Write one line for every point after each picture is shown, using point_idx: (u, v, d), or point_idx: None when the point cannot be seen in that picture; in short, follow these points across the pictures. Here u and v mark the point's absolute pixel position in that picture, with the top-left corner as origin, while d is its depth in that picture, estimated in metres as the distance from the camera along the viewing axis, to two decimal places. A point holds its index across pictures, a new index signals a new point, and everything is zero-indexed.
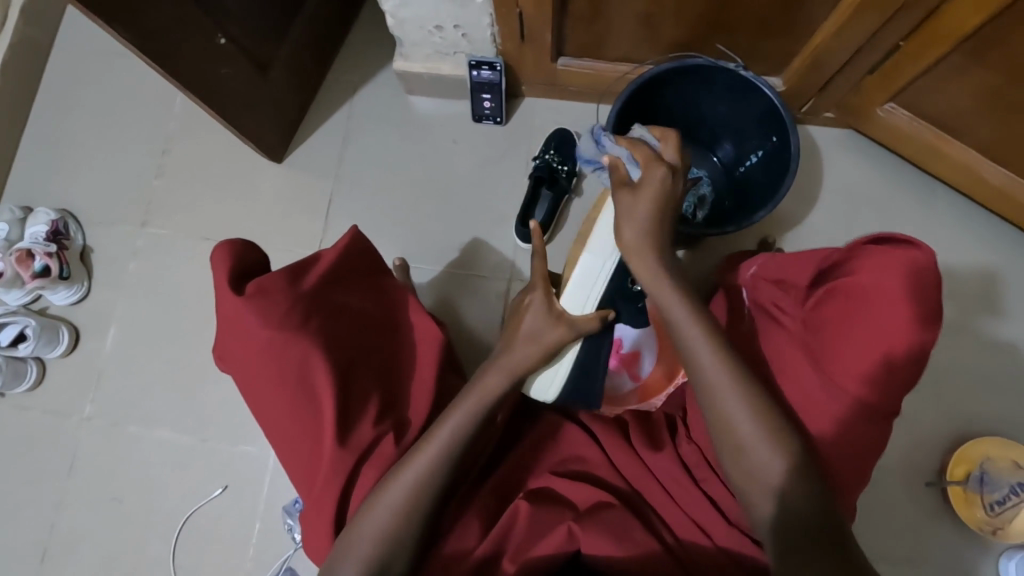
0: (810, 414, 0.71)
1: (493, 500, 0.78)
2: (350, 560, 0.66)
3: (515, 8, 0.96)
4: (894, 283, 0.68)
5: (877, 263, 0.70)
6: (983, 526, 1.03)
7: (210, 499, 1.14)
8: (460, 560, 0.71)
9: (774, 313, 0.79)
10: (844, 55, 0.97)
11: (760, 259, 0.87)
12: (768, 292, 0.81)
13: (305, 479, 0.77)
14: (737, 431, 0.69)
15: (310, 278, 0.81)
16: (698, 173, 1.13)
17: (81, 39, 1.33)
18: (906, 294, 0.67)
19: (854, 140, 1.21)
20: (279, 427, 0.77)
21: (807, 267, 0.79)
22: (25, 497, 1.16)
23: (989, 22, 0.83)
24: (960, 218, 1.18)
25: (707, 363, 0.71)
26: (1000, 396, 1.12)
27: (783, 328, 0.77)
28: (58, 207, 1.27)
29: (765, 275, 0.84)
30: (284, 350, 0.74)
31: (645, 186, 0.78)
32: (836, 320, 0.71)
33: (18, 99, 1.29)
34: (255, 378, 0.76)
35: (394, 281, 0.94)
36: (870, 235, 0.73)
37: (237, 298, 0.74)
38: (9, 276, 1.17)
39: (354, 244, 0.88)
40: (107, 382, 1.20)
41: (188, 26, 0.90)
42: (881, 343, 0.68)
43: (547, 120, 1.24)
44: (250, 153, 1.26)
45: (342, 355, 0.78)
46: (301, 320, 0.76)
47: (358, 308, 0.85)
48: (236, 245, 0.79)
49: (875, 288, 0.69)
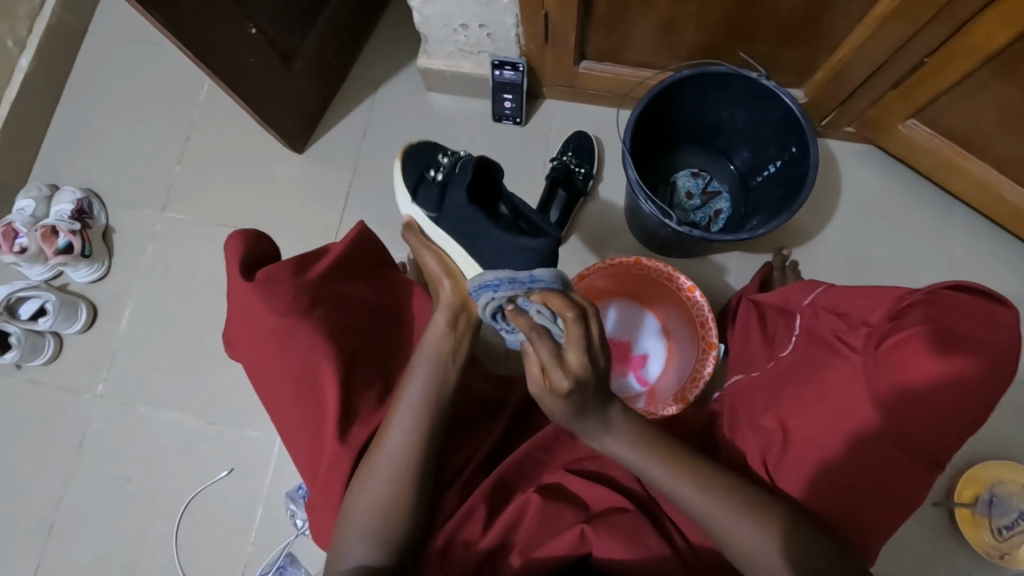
0: (866, 461, 0.66)
1: (501, 487, 0.77)
2: (351, 534, 0.68)
3: (540, 10, 0.97)
4: (972, 336, 0.61)
5: (954, 312, 0.62)
6: (991, 550, 1.02)
7: (215, 480, 1.16)
8: (467, 548, 0.71)
9: (837, 346, 0.71)
10: (866, 69, 0.98)
11: (820, 286, 0.79)
12: (829, 323, 0.74)
13: (310, 467, 0.77)
14: (693, 500, 0.67)
15: (315, 268, 0.81)
16: (716, 186, 1.17)
17: (116, 25, 1.36)
18: (983, 353, 0.60)
19: (872, 155, 1.20)
20: (284, 413, 0.78)
21: (874, 300, 0.69)
22: (36, 469, 1.18)
23: (1014, 40, 0.83)
24: (977, 237, 1.17)
25: (663, 474, 0.68)
26: (1011, 419, 1.10)
27: (846, 362, 0.69)
28: (84, 187, 1.29)
29: (826, 304, 0.76)
30: (290, 335, 0.75)
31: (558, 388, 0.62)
32: (905, 363, 0.63)
33: (50, 81, 1.32)
34: (263, 364, 0.77)
35: (402, 275, 0.95)
36: (953, 282, 0.62)
37: (245, 285, 0.76)
38: (33, 252, 1.19)
39: (362, 238, 0.90)
40: (121, 360, 1.22)
41: (219, 14, 0.93)
42: (949, 400, 0.61)
43: (566, 122, 1.25)
44: (273, 141, 1.29)
45: (347, 343, 0.79)
46: (306, 307, 0.77)
47: (365, 299, 0.86)
48: (247, 235, 0.81)
49: (952, 338, 0.61)
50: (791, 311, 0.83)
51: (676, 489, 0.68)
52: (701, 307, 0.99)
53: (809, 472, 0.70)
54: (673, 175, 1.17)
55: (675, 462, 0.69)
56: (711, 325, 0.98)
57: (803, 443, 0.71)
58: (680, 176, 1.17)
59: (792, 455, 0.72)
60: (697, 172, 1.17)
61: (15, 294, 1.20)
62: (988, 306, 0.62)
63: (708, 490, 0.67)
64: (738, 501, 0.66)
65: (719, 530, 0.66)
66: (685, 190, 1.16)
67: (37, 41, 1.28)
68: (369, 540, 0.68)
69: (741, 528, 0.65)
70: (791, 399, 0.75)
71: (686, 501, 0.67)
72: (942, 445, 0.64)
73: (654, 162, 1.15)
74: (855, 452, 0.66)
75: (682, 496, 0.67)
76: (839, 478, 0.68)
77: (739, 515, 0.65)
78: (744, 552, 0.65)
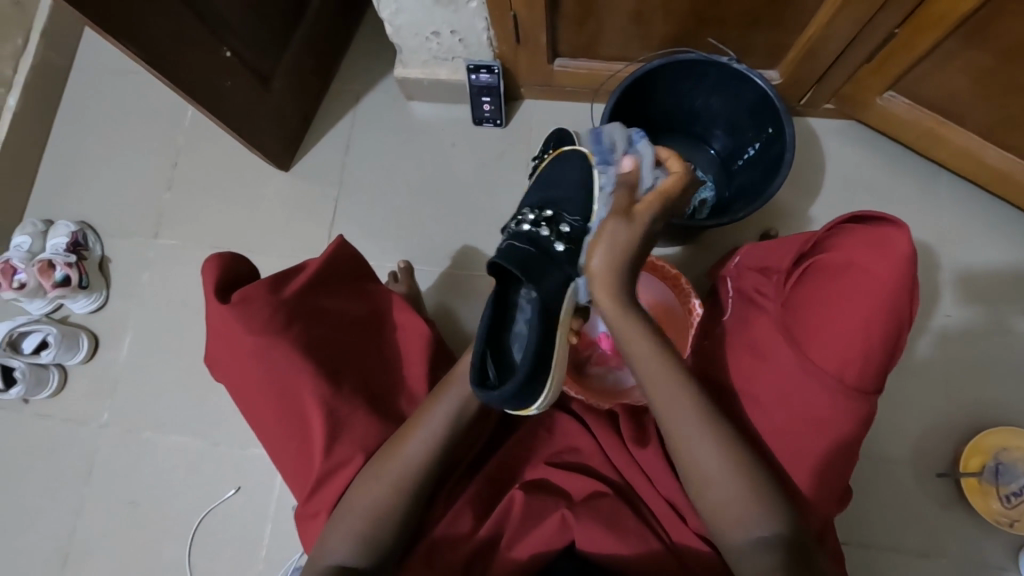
0: (819, 401, 0.73)
1: (486, 488, 0.79)
2: (337, 536, 0.70)
3: (508, 11, 0.98)
4: (864, 262, 0.74)
5: (853, 240, 0.75)
6: (1000, 518, 1.01)
7: (223, 499, 1.17)
8: (454, 547, 0.72)
9: (758, 299, 0.82)
10: (838, 45, 0.97)
11: (742, 250, 0.91)
12: (752, 280, 0.85)
13: (300, 480, 0.77)
14: (712, 457, 0.69)
15: (291, 286, 0.83)
16: (700, 175, 1.14)
17: (99, 59, 1.39)
18: (880, 273, 0.73)
19: (854, 131, 1.20)
20: (268, 431, 0.79)
21: (784, 251, 0.82)
22: (48, 500, 1.20)
23: (980, 6, 0.83)
24: (966, 205, 1.16)
25: (687, 426, 0.71)
26: (1014, 385, 1.09)
27: (765, 311, 0.79)
28: (78, 220, 1.32)
29: (750, 264, 0.88)
30: (269, 353, 0.76)
31: (639, 217, 0.72)
32: (812, 293, 0.76)
33: (39, 118, 1.34)
34: (244, 384, 0.78)
35: (379, 286, 0.96)
36: (851, 215, 0.75)
37: (221, 307, 0.77)
38: (31, 286, 1.22)
39: (340, 252, 0.91)
40: (124, 388, 1.23)
41: (193, 41, 0.94)
42: (860, 316, 0.73)
43: (545, 120, 1.26)
44: (259, 161, 1.30)
45: (325, 356, 0.80)
46: (283, 324, 0.78)
47: (341, 314, 0.87)
48: (224, 258, 0.81)
49: (848, 264, 0.75)
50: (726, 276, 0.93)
51: (671, 418, 0.72)
52: (688, 293, 0.99)
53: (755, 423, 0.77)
54: None
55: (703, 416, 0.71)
56: (697, 310, 0.98)
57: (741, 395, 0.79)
58: None
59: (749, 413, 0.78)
60: None
61: (17, 329, 1.22)
62: (886, 229, 0.73)
63: (705, 434, 0.70)
64: (720, 439, 0.70)
65: (692, 460, 0.70)
66: None
67: (23, 80, 1.31)
68: (355, 545, 0.68)
69: (713, 461, 0.69)
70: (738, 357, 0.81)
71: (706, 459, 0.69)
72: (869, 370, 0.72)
73: None
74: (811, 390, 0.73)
75: (671, 420, 0.72)
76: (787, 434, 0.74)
77: (716, 449, 0.70)
78: (708, 488, 0.69)
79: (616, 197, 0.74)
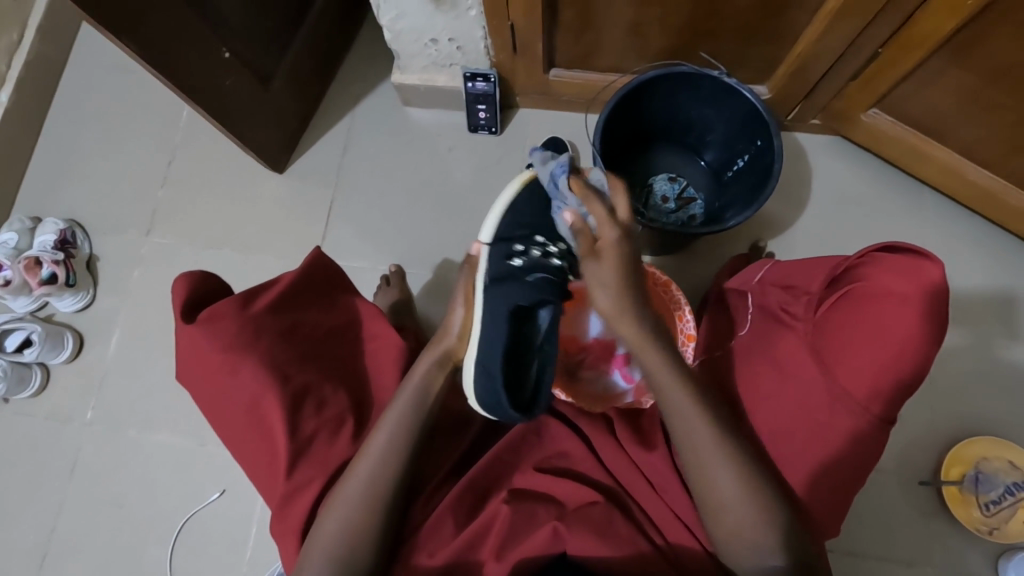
0: (833, 422, 0.70)
1: (469, 494, 0.77)
2: (317, 558, 0.68)
3: (507, 20, 1.00)
4: (901, 290, 0.68)
5: (885, 269, 0.70)
6: (980, 526, 1.03)
7: (208, 503, 1.15)
8: (436, 553, 0.73)
9: (782, 316, 0.77)
10: (826, 63, 1.01)
11: (768, 266, 0.89)
12: (777, 297, 0.81)
13: (272, 494, 0.76)
14: (725, 486, 0.69)
15: (261, 301, 0.81)
16: (692, 192, 1.19)
17: (93, 57, 1.38)
18: (918, 306, 0.67)
19: (840, 146, 1.24)
20: (240, 447, 0.78)
21: (815, 273, 0.77)
22: (26, 502, 1.17)
23: (962, 26, 0.86)
24: (947, 221, 1.20)
25: (709, 457, 0.70)
26: (994, 396, 1.12)
27: (789, 331, 0.75)
28: (66, 218, 1.30)
29: (774, 280, 0.84)
30: (235, 371, 0.75)
31: (604, 247, 0.71)
32: (843, 322, 0.71)
33: (30, 115, 1.33)
34: (214, 401, 0.77)
35: (356, 296, 0.92)
36: (883, 244, 0.71)
37: (188, 327, 0.76)
38: (17, 283, 1.20)
39: (314, 265, 0.89)
40: (110, 388, 1.22)
41: (194, 42, 0.95)
42: (888, 348, 0.67)
43: (540, 129, 1.28)
44: (253, 162, 1.30)
45: (295, 370, 0.78)
46: (250, 342, 0.77)
47: (314, 327, 0.84)
48: (193, 276, 0.80)
49: (882, 294, 0.69)
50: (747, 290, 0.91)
51: (702, 448, 0.71)
52: (679, 300, 0.99)
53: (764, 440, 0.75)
54: (651, 179, 1.19)
55: (727, 444, 0.71)
56: (688, 319, 0.98)
57: (756, 413, 0.77)
58: (657, 181, 1.19)
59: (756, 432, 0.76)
60: (673, 176, 1.19)
61: (0, 326, 1.20)
62: (919, 261, 0.68)
63: (724, 462, 0.70)
64: (745, 474, 0.69)
65: (716, 496, 0.70)
66: (662, 195, 1.18)
67: (15, 76, 1.30)
68: (336, 559, 0.68)
69: (728, 487, 0.69)
70: (748, 370, 0.80)
71: (722, 489, 0.69)
72: (887, 400, 0.69)
73: (629, 166, 1.18)
74: (826, 412, 0.71)
75: (692, 448, 0.71)
76: (793, 452, 0.73)
77: (737, 478, 0.69)
78: (722, 510, 0.69)
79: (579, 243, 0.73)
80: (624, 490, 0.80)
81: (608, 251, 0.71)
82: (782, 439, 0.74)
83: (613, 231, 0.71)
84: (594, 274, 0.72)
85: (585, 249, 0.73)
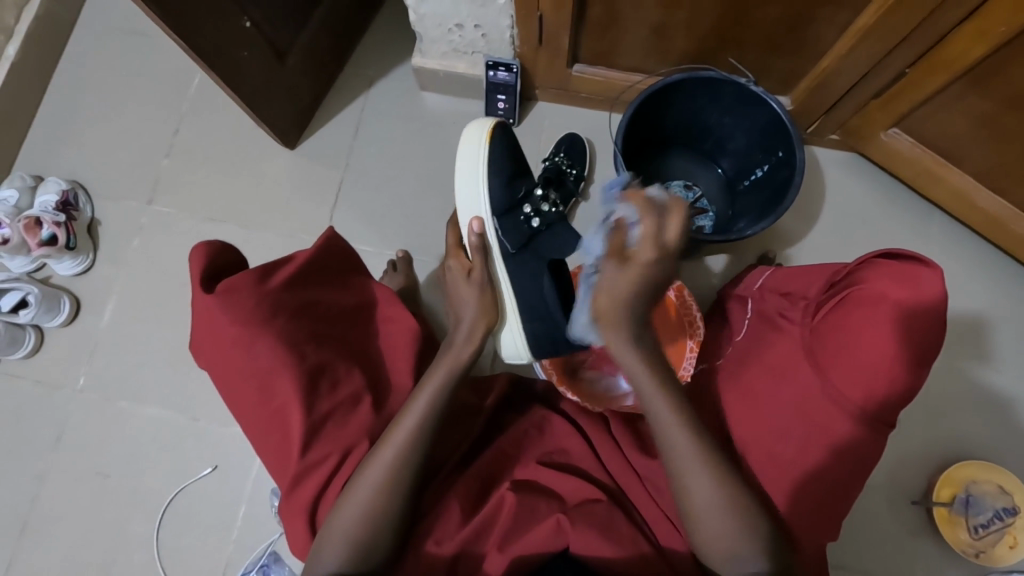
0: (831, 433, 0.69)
1: (475, 487, 0.78)
2: (330, 538, 0.67)
3: (535, 11, 0.98)
4: (890, 293, 0.67)
5: (883, 275, 0.68)
6: (967, 549, 1.04)
7: (199, 478, 1.14)
8: (437, 547, 0.71)
9: (780, 322, 0.77)
10: (849, 79, 1.01)
11: (767, 272, 0.88)
12: (775, 304, 0.81)
13: (282, 470, 0.74)
14: (704, 526, 0.68)
15: (279, 276, 0.79)
16: (705, 202, 1.18)
17: (105, 16, 1.35)
18: (907, 311, 0.66)
19: (855, 163, 1.24)
20: (250, 421, 0.75)
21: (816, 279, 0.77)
22: (13, 464, 1.16)
23: (991, 53, 0.86)
24: (955, 244, 1.21)
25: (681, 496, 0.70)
26: (987, 421, 1.14)
27: (787, 335, 0.75)
28: (70, 179, 1.28)
29: (774, 287, 0.85)
30: (252, 345, 0.73)
31: (632, 263, 0.68)
32: (838, 326, 0.70)
33: (36, 71, 1.30)
34: (227, 373, 0.74)
35: (367, 280, 0.93)
36: (883, 250, 0.70)
37: (207, 297, 0.73)
38: (15, 242, 1.17)
39: (330, 245, 0.88)
40: (104, 354, 1.20)
41: (216, 10, 0.93)
42: (884, 353, 0.66)
43: (557, 124, 1.27)
44: (264, 137, 1.28)
45: (311, 349, 0.77)
46: (269, 315, 0.75)
47: (329, 306, 0.84)
48: (212, 247, 0.78)
49: (879, 298, 0.67)
50: (745, 296, 0.91)
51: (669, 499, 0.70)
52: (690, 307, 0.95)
53: (756, 437, 0.74)
54: (665, 184, 1.18)
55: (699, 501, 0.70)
56: (699, 325, 0.93)
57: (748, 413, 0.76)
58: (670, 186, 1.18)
59: (744, 440, 0.76)
60: (688, 183, 1.19)
61: None
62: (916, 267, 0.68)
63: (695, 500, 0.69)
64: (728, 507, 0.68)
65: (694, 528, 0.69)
66: None
67: (24, 30, 1.26)
68: (347, 547, 0.66)
69: (705, 521, 0.68)
70: (741, 376, 0.79)
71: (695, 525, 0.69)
72: (885, 409, 0.67)
73: (645, 167, 1.16)
74: (819, 422, 0.69)
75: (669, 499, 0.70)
76: (782, 449, 0.72)
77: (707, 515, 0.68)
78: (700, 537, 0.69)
79: (614, 239, 0.71)
80: (624, 492, 0.79)
81: (631, 265, 0.68)
82: (774, 452, 0.72)
83: (648, 251, 0.67)
84: (609, 278, 0.71)
85: (615, 251, 0.70)
